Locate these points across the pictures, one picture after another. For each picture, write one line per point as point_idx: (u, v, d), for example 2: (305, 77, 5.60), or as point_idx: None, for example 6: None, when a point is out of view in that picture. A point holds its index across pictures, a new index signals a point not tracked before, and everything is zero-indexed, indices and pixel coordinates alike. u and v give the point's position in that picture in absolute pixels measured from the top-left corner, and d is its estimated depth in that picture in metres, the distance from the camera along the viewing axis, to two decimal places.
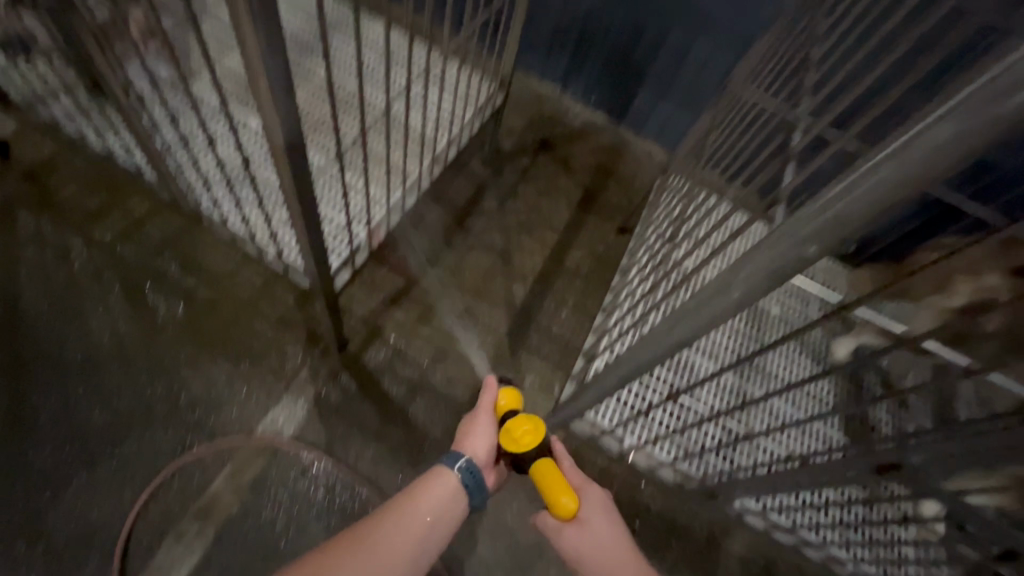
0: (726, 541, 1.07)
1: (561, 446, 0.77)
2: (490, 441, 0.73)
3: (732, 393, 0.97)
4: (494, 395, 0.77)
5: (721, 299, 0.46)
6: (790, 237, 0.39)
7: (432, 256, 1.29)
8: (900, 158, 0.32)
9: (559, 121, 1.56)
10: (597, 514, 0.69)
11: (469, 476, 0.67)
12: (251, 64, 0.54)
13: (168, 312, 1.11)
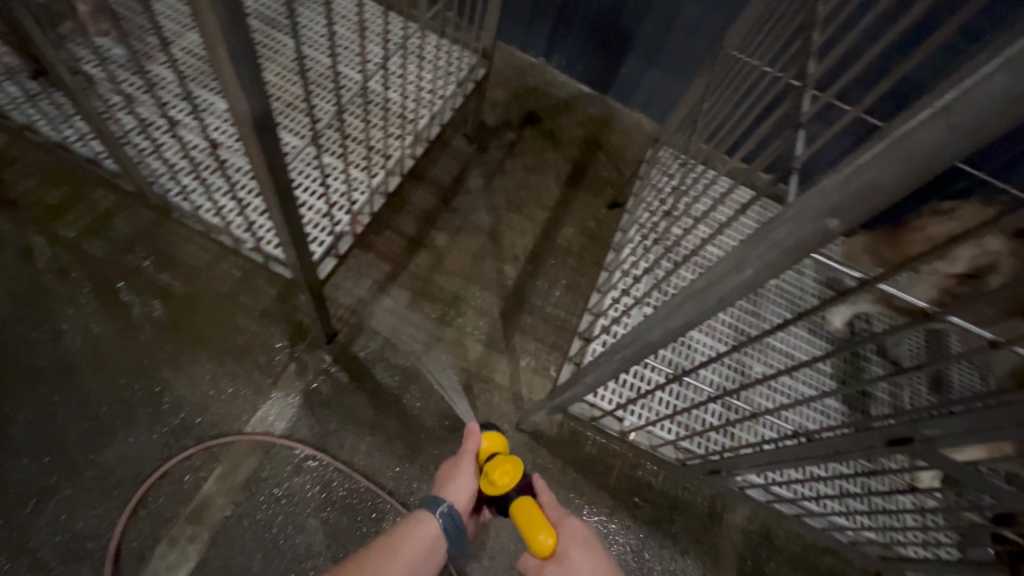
0: (726, 513, 1.08)
1: (542, 482, 0.73)
2: (471, 487, 0.71)
3: (733, 371, 0.96)
4: (476, 441, 0.74)
5: (730, 279, 0.44)
6: (810, 211, 0.35)
7: (418, 239, 1.25)
8: (943, 122, 0.28)
9: (544, 93, 1.50)
10: (576, 547, 0.62)
11: (450, 522, 0.65)
12: (210, 41, 0.49)
13: (144, 309, 1.06)
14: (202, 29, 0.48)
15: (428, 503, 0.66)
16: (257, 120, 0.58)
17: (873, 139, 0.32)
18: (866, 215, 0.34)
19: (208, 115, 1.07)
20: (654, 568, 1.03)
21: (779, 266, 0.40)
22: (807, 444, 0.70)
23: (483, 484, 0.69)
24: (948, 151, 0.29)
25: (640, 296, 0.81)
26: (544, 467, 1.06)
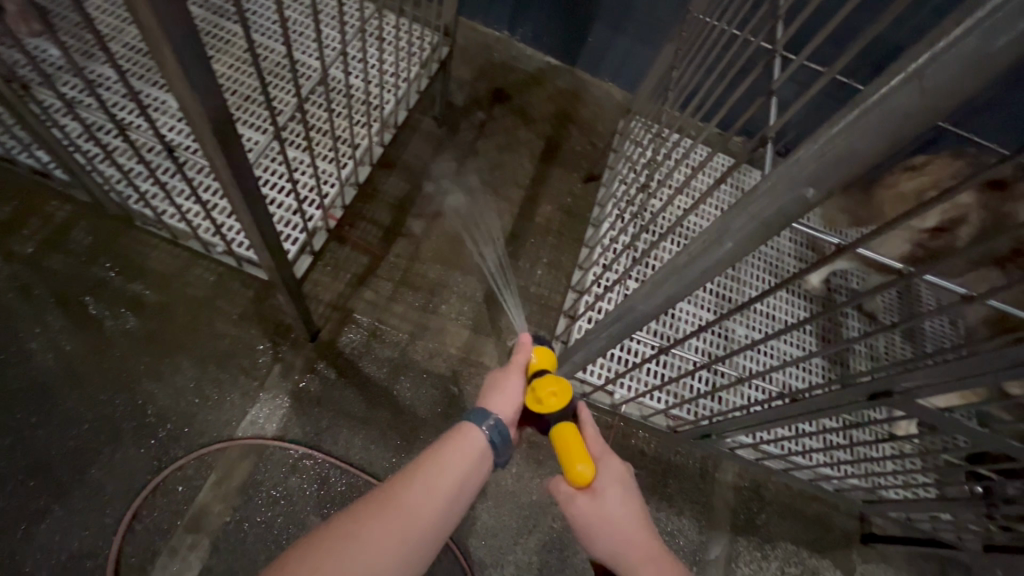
0: (718, 472, 1.12)
1: (588, 413, 0.69)
2: (517, 401, 0.64)
3: (720, 340, 0.98)
4: (527, 354, 0.68)
5: (712, 253, 0.44)
6: (788, 181, 0.36)
7: (395, 228, 1.22)
8: (917, 87, 0.28)
9: (512, 68, 1.47)
10: (614, 486, 0.61)
11: (496, 435, 0.59)
12: (152, 39, 0.46)
13: (117, 320, 1.03)
14: (143, 27, 0.45)
15: (474, 414, 0.60)
16: (212, 119, 0.55)
17: (849, 106, 0.32)
18: (842, 182, 0.34)
19: (160, 115, 1.02)
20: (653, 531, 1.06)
21: (760, 239, 0.40)
22: (793, 402, 0.72)
23: (529, 399, 0.64)
24: (921, 117, 0.29)
25: (623, 273, 0.81)
26: (539, 444, 1.08)
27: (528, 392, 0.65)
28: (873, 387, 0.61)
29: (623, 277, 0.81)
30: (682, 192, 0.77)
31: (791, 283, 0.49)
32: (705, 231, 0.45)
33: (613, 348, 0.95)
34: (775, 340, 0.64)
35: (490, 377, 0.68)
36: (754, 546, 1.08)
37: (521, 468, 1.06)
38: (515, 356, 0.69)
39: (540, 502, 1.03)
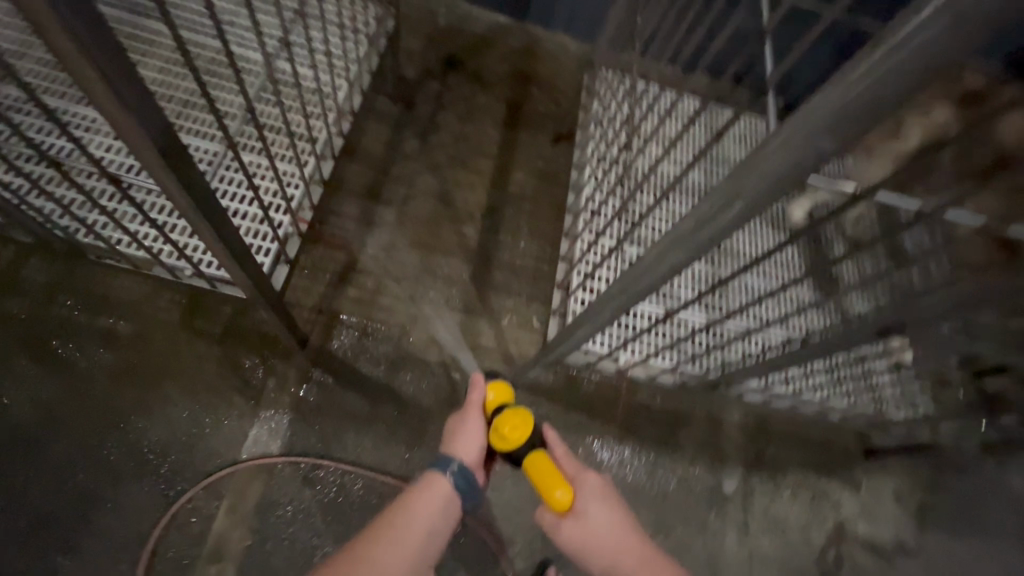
0: (724, 414, 1.14)
1: (553, 434, 0.75)
2: (480, 439, 0.72)
3: (725, 295, 0.97)
4: (481, 392, 0.76)
5: (720, 216, 0.42)
6: (805, 132, 0.34)
7: (367, 219, 1.17)
8: (952, 17, 0.26)
9: (460, 30, 1.39)
10: (595, 502, 0.65)
11: (461, 480, 0.68)
12: (65, 53, 0.40)
13: (90, 360, 0.97)
14: (51, 42, 0.39)
15: (439, 462, 0.69)
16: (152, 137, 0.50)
17: (872, 43, 0.29)
18: (859, 130, 0.32)
19: (90, 134, 0.95)
20: (669, 480, 1.09)
21: (773, 196, 0.39)
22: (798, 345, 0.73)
23: (494, 437, 0.70)
24: (954, 49, 0.27)
25: (621, 238, 0.79)
26: (548, 415, 1.09)
27: (492, 431, 0.71)
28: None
29: (621, 242, 0.79)
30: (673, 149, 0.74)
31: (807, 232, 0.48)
32: (711, 192, 0.43)
33: (620, 316, 0.94)
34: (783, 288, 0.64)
35: (453, 418, 0.77)
36: (766, 479, 1.12)
37: None
38: (472, 396, 0.77)
39: None
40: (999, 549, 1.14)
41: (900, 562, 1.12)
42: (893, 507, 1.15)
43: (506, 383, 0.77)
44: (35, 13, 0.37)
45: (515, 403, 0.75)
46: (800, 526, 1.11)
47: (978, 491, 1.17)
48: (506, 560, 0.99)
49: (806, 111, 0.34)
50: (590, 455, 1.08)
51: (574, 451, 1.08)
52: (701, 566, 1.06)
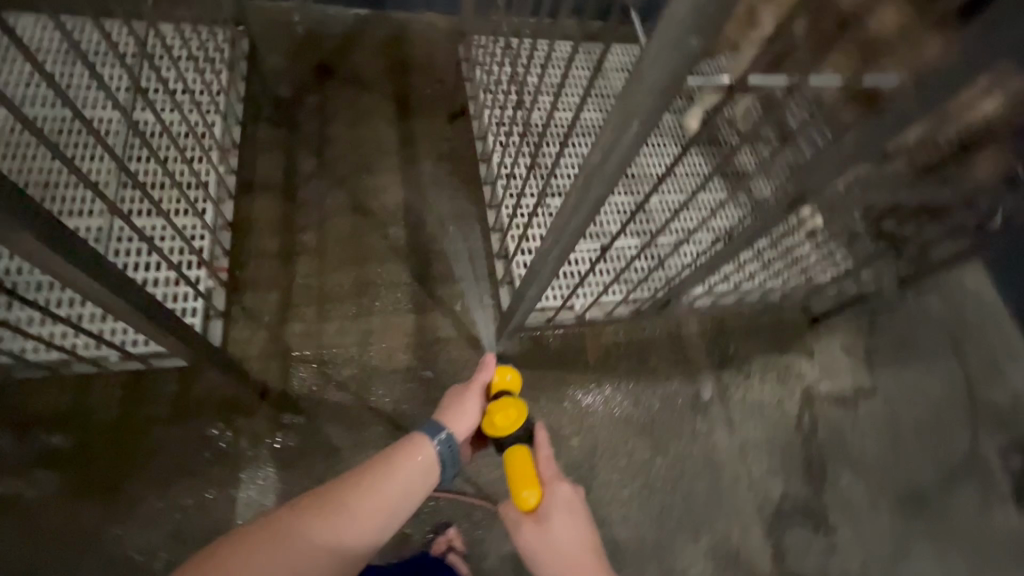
0: (682, 328, 1.23)
1: (543, 435, 0.78)
2: (473, 419, 0.77)
3: (649, 219, 1.03)
4: (489, 373, 0.81)
5: (624, 137, 0.44)
6: (673, 37, 0.35)
7: (289, 250, 1.13)
8: None
9: (321, 36, 1.34)
10: (559, 511, 0.70)
11: (445, 448, 0.71)
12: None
13: (35, 486, 0.88)
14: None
15: (429, 427, 0.73)
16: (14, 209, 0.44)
17: None
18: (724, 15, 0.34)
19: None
20: (653, 404, 1.16)
21: (664, 104, 0.40)
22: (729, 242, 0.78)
23: (486, 420, 0.76)
24: None
25: (541, 195, 0.82)
26: (526, 381, 1.12)
27: (488, 412, 0.76)
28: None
29: (542, 198, 0.81)
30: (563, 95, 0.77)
31: None
32: (610, 117, 0.45)
33: (562, 267, 0.98)
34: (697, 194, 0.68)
35: (453, 391, 0.81)
36: (735, 372, 1.22)
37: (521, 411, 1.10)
38: (480, 375, 0.82)
39: (552, 432, 1.10)
40: (937, 366, 1.30)
41: (864, 405, 1.24)
42: (845, 360, 1.27)
43: (516, 375, 0.81)
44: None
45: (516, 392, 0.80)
46: (776, 404, 1.21)
47: (906, 324, 1.33)
48: None
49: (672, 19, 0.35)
50: (577, 405, 1.12)
51: (561, 407, 1.12)
52: (705, 470, 1.13)
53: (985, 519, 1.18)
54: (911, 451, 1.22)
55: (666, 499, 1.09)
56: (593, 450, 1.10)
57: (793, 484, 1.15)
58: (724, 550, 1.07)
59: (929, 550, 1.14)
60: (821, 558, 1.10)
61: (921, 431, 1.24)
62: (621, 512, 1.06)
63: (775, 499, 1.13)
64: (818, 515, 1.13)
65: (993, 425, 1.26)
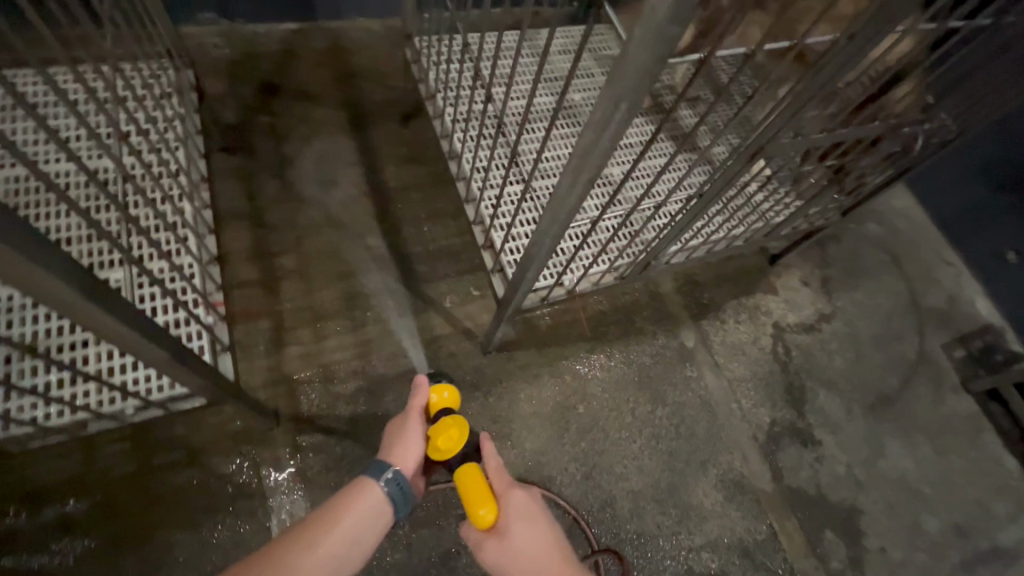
0: (657, 286, 1.32)
1: (491, 445, 0.78)
2: (418, 449, 0.76)
3: (616, 190, 1.08)
4: (424, 396, 0.81)
5: (611, 122, 0.47)
6: (653, 28, 0.39)
7: (270, 276, 1.13)
8: None
9: (258, 57, 1.33)
10: (519, 521, 0.68)
11: (395, 487, 0.69)
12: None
13: (63, 553, 0.87)
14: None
15: (372, 469, 0.70)
16: (41, 258, 0.45)
17: None
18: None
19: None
20: (645, 360, 1.24)
21: (647, 87, 0.44)
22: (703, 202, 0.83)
23: (430, 446, 0.75)
24: None
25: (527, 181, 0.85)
26: (526, 361, 1.17)
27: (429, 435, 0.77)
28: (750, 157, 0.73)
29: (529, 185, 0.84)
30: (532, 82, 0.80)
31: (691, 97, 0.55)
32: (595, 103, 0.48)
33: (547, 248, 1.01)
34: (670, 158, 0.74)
35: (395, 424, 0.80)
36: (712, 319, 1.32)
37: (527, 390, 1.16)
38: (416, 401, 0.81)
39: (559, 405, 1.16)
40: (881, 281, 1.45)
41: (827, 327, 1.37)
42: (804, 290, 1.40)
43: (454, 391, 0.82)
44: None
45: (457, 407, 0.81)
46: (752, 340, 1.32)
47: (850, 249, 1.47)
48: (555, 493, 1.08)
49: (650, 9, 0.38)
50: (578, 374, 1.19)
51: (562, 379, 1.18)
52: (702, 412, 1.22)
53: (943, 408, 1.33)
54: (873, 360, 1.36)
55: (673, 444, 1.17)
56: (599, 413, 1.17)
57: (778, 409, 1.26)
58: (731, 480, 1.17)
59: (902, 443, 1.28)
60: (815, 470, 1.22)
61: (878, 340, 1.38)
62: (634, 464, 1.14)
63: (766, 426, 1.24)
64: (805, 432, 1.25)
65: (935, 324, 1.42)
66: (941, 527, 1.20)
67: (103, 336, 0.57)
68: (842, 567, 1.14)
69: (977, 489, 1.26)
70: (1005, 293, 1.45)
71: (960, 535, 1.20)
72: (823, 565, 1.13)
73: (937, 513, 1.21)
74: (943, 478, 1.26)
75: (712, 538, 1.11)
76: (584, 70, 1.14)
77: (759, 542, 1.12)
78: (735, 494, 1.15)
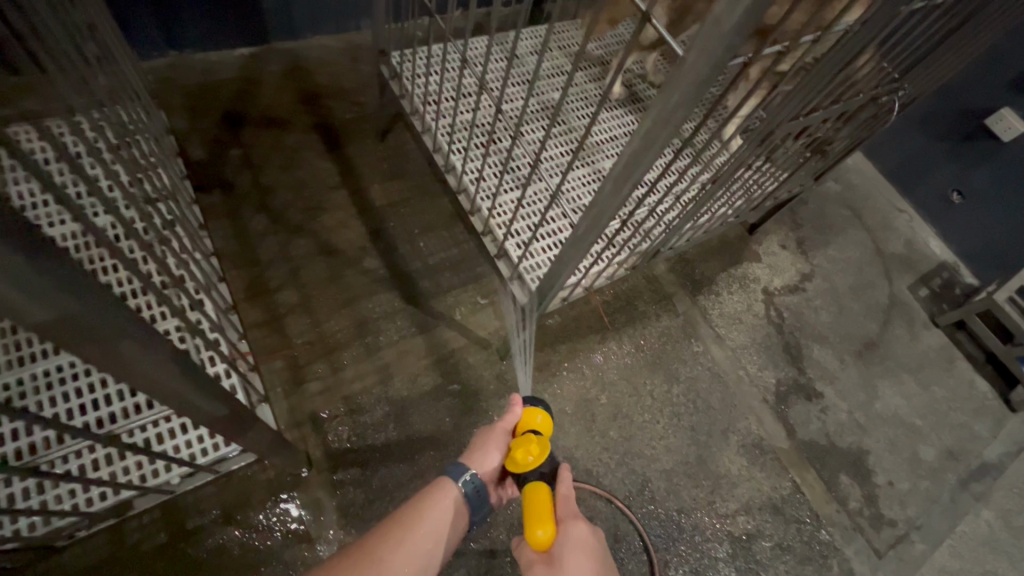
0: (652, 270, 1.36)
1: (567, 474, 0.75)
2: (496, 461, 0.74)
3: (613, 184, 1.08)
4: (515, 413, 0.76)
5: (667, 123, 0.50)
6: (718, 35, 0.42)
7: (273, 314, 1.09)
8: None
9: (216, 86, 1.27)
10: (578, 555, 0.65)
11: (472, 490, 0.70)
12: (33, 294, 0.34)
13: None
14: (14, 286, 0.32)
15: (452, 471, 0.71)
16: (150, 346, 0.44)
17: None
18: (762, 6, 0.41)
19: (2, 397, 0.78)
20: (654, 343, 1.28)
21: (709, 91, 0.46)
22: (712, 184, 0.86)
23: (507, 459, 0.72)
24: None
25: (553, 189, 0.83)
26: (543, 362, 1.19)
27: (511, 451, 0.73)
28: (754, 139, 0.77)
29: (554, 192, 0.83)
30: (543, 89, 0.79)
31: (718, 103, 0.57)
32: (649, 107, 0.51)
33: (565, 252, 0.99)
34: (694, 152, 0.75)
35: (480, 430, 0.79)
36: (707, 293, 1.38)
37: (549, 390, 1.17)
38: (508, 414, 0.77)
39: (582, 399, 1.18)
40: (849, 235, 1.55)
41: (811, 285, 1.46)
42: (784, 254, 1.48)
43: (545, 415, 0.77)
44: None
45: (546, 432, 0.75)
46: (746, 308, 1.39)
47: (817, 209, 1.57)
48: (594, 486, 1.11)
49: (715, 20, 0.43)
50: (594, 366, 1.22)
51: (580, 373, 1.20)
52: (714, 383, 1.27)
53: (922, 344, 1.44)
54: (855, 310, 1.45)
55: (693, 419, 1.22)
56: (620, 401, 1.20)
57: (781, 369, 1.33)
58: (751, 444, 1.23)
59: (892, 383, 1.37)
60: (822, 421, 1.29)
61: (856, 291, 1.48)
62: (662, 443, 1.18)
63: (772, 386, 1.31)
64: (807, 386, 1.32)
65: (902, 269, 1.54)
66: (938, 454, 1.31)
67: (179, 410, 0.53)
68: (860, 505, 1.22)
69: (962, 414, 1.37)
70: (954, 234, 1.58)
71: (954, 459, 1.31)
72: (844, 508, 1.21)
73: (933, 443, 1.32)
74: (933, 410, 1.36)
75: (744, 501, 1.17)
76: (556, 67, 1.15)
77: (785, 497, 1.19)
78: (757, 456, 1.22)
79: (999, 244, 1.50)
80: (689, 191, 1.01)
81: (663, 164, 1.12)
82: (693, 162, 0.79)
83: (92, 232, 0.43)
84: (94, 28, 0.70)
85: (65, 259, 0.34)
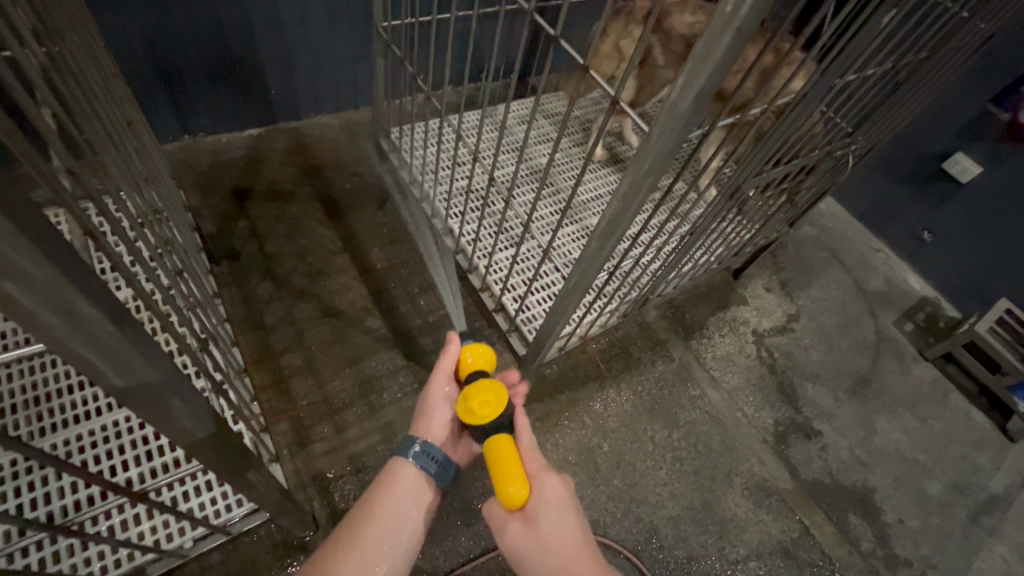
0: (643, 318, 1.42)
1: (524, 422, 0.72)
2: (444, 414, 0.75)
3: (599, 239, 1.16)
4: (455, 355, 0.75)
5: (645, 182, 0.58)
6: (682, 111, 0.50)
7: (278, 376, 1.12)
8: (736, 27, 0.43)
9: (226, 164, 1.37)
10: (552, 509, 0.62)
11: (426, 459, 0.68)
12: (118, 361, 0.40)
13: None
14: (105, 355, 0.38)
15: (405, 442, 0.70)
16: (193, 403, 0.49)
17: (696, 47, 0.46)
18: (710, 92, 0.49)
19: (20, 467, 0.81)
20: (652, 389, 1.31)
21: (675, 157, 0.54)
22: (691, 235, 0.92)
23: (460, 407, 0.68)
24: (739, 41, 0.44)
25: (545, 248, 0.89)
26: (542, 412, 1.22)
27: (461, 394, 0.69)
28: (725, 193, 0.84)
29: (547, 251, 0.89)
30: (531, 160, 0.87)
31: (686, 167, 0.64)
32: (628, 172, 0.58)
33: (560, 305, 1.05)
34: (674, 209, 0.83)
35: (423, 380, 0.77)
36: (699, 337, 1.43)
37: (550, 439, 1.19)
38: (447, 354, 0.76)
39: (585, 449, 1.19)
40: (829, 276, 1.62)
41: (798, 326, 1.51)
42: (769, 296, 1.55)
43: (487, 349, 0.76)
44: (81, 339, 0.36)
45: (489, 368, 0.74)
46: (738, 350, 1.43)
47: (795, 252, 1.65)
48: (602, 538, 1.10)
49: (672, 103, 0.51)
50: (594, 415, 1.24)
51: (580, 422, 1.22)
52: (713, 426, 1.29)
53: (913, 378, 1.47)
54: (843, 347, 1.49)
55: (695, 463, 1.23)
56: (622, 448, 1.21)
57: (778, 409, 1.35)
58: (755, 486, 1.23)
59: (888, 418, 1.39)
60: (824, 459, 1.30)
61: (842, 328, 1.53)
62: (666, 489, 1.18)
63: (771, 426, 1.32)
64: (806, 425, 1.34)
65: (884, 305, 1.60)
66: (944, 489, 1.31)
67: (204, 462, 0.57)
68: (872, 546, 1.21)
69: (963, 447, 1.38)
70: (931, 268, 1.65)
71: (960, 492, 1.31)
72: (857, 549, 1.20)
73: (937, 477, 1.32)
74: (933, 443, 1.37)
75: (754, 546, 1.16)
76: (543, 136, 1.26)
77: (796, 539, 1.18)
78: (763, 499, 1.22)
79: (974, 279, 1.57)
80: (671, 244, 1.08)
81: (645, 218, 1.19)
82: (672, 216, 0.86)
83: (146, 300, 0.49)
84: (131, 123, 0.79)
85: (143, 329, 0.41)
